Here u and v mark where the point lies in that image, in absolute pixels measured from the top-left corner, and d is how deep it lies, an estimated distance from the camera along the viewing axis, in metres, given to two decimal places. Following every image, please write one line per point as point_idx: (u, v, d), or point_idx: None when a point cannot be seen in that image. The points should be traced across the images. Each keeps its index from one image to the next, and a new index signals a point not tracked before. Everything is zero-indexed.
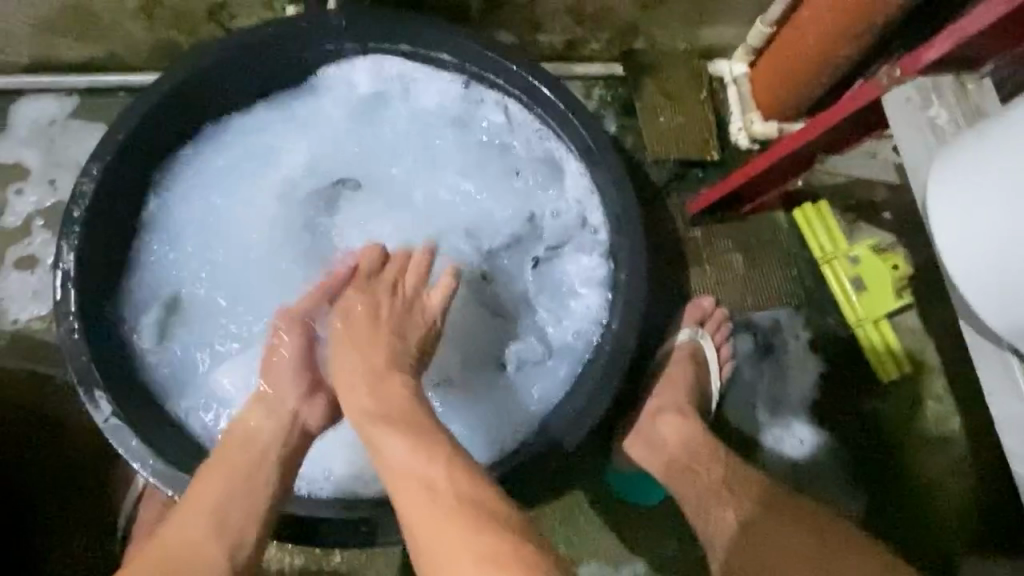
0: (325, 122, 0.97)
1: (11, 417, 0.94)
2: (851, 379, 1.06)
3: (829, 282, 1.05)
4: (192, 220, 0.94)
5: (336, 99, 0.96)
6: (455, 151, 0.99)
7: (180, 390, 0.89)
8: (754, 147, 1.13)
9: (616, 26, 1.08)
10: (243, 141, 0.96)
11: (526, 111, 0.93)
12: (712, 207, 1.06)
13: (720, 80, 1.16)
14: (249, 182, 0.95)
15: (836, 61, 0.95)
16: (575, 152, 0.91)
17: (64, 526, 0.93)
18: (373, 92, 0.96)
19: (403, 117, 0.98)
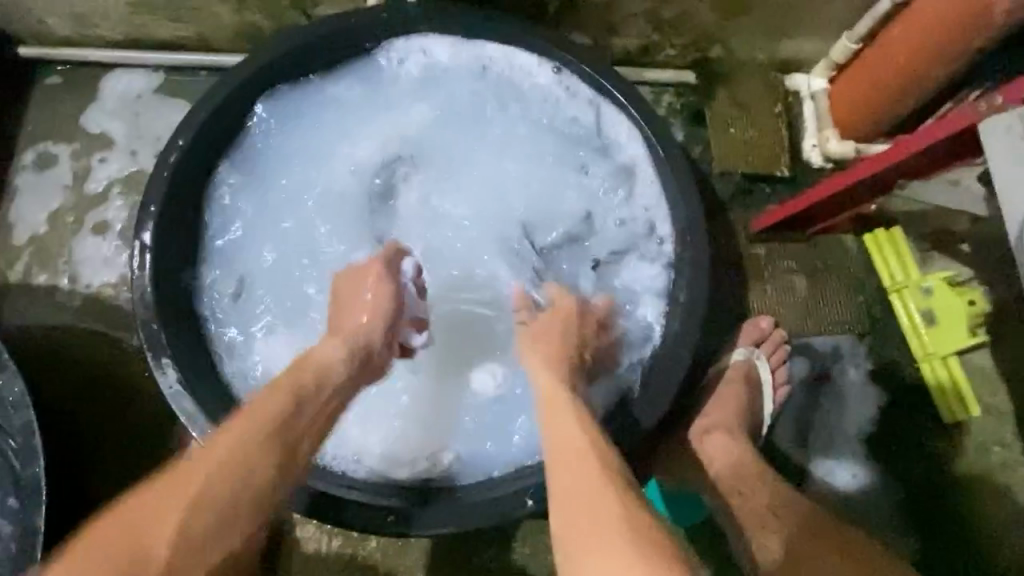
0: (393, 105, 0.97)
1: (78, 377, 0.98)
2: (913, 415, 1.01)
3: (896, 312, 1.01)
4: (258, 194, 0.95)
5: (407, 84, 0.96)
6: (521, 144, 0.97)
7: (236, 353, 0.91)
8: (828, 167, 1.09)
9: (693, 33, 1.05)
10: (312, 119, 0.96)
11: (598, 112, 0.92)
12: (778, 225, 1.03)
13: (797, 95, 1.12)
14: (321, 157, 0.96)
15: (925, 81, 0.91)
16: (646, 159, 0.91)
17: (118, 488, 0.96)
18: (455, 78, 0.96)
19: (471, 105, 0.97)
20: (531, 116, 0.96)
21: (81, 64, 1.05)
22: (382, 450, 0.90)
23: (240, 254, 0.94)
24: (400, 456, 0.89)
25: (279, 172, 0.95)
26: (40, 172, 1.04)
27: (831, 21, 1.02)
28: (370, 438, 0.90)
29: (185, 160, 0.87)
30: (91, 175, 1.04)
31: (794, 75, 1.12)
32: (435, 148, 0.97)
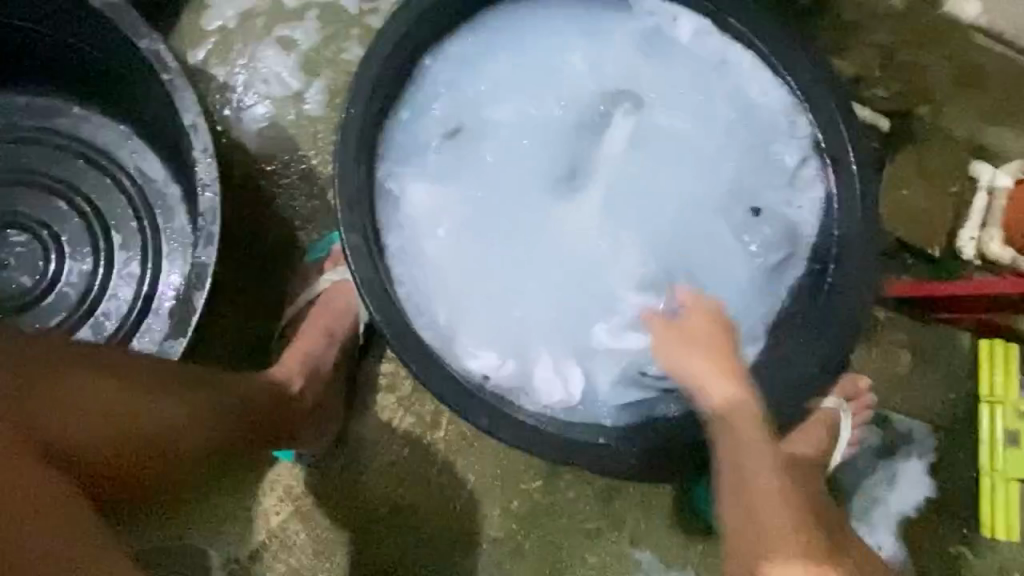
0: (620, 43, 0.94)
1: (243, 183, 1.02)
2: (950, 517, 1.03)
3: (980, 422, 1.02)
4: (467, 71, 0.93)
5: (651, 30, 0.94)
6: (721, 140, 0.93)
7: (389, 196, 0.91)
8: (973, 262, 1.10)
9: (916, 85, 1.03)
10: (548, 25, 0.94)
11: (814, 156, 0.90)
12: (910, 298, 1.04)
13: (973, 182, 1.09)
14: (545, 57, 0.94)
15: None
16: (823, 198, 0.90)
17: (251, 308, 1.01)
18: (704, 54, 0.93)
19: (697, 81, 0.93)
20: (750, 134, 0.92)
21: None
22: (469, 337, 0.90)
23: (425, 107, 0.92)
24: (487, 364, 0.90)
25: (501, 59, 0.94)
26: None
27: None
28: (463, 322, 0.91)
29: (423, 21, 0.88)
30: None
31: (981, 163, 1.09)
32: (650, 100, 0.94)
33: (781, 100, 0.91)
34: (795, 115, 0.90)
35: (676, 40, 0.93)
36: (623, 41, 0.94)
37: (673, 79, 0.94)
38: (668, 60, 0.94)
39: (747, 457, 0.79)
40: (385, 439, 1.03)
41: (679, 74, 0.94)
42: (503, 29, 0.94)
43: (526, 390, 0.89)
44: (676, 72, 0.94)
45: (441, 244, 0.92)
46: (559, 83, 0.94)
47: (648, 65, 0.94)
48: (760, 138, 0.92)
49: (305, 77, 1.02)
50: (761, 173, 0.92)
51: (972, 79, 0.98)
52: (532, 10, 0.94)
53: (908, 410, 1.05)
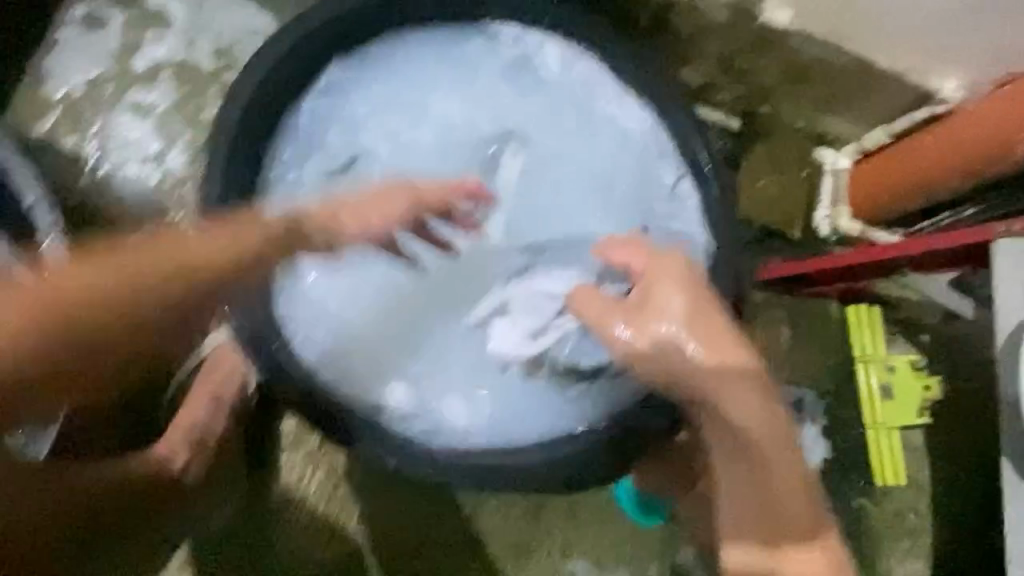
0: (492, 75, 0.99)
1: (104, 254, 0.95)
2: (847, 473, 1.11)
3: (858, 381, 1.12)
4: (349, 115, 0.96)
5: (520, 59, 0.97)
6: (597, 158, 0.99)
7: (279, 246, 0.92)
8: (831, 239, 1.20)
9: (752, 86, 1.14)
10: (425, 63, 0.98)
11: (682, 167, 0.94)
12: (784, 279, 1.11)
13: (821, 167, 1.20)
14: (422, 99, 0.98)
15: (957, 173, 1.01)
16: (694, 207, 0.94)
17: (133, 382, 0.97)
18: (573, 83, 0.98)
19: (570, 105, 0.99)
20: (626, 154, 0.98)
21: None
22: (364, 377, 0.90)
23: (310, 152, 0.95)
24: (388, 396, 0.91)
25: (382, 100, 0.97)
26: (87, 33, 1.00)
27: (881, 109, 1.12)
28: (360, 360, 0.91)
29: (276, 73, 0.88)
30: (142, 50, 1.01)
31: (824, 148, 1.20)
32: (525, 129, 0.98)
33: (647, 121, 0.95)
34: (659, 133, 0.95)
35: (545, 67, 0.97)
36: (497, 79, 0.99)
37: (547, 109, 0.99)
38: (538, 91, 0.99)
39: (743, 414, 0.72)
40: (300, 498, 1.00)
41: (552, 100, 0.99)
42: (378, 73, 0.97)
43: (428, 420, 0.90)
44: (549, 100, 0.99)
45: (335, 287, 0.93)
46: (437, 121, 0.98)
47: (524, 99, 0.99)
48: (633, 157, 0.97)
49: (165, 139, 0.99)
50: (639, 190, 0.97)
51: (798, 75, 1.08)
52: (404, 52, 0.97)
53: (795, 381, 1.14)
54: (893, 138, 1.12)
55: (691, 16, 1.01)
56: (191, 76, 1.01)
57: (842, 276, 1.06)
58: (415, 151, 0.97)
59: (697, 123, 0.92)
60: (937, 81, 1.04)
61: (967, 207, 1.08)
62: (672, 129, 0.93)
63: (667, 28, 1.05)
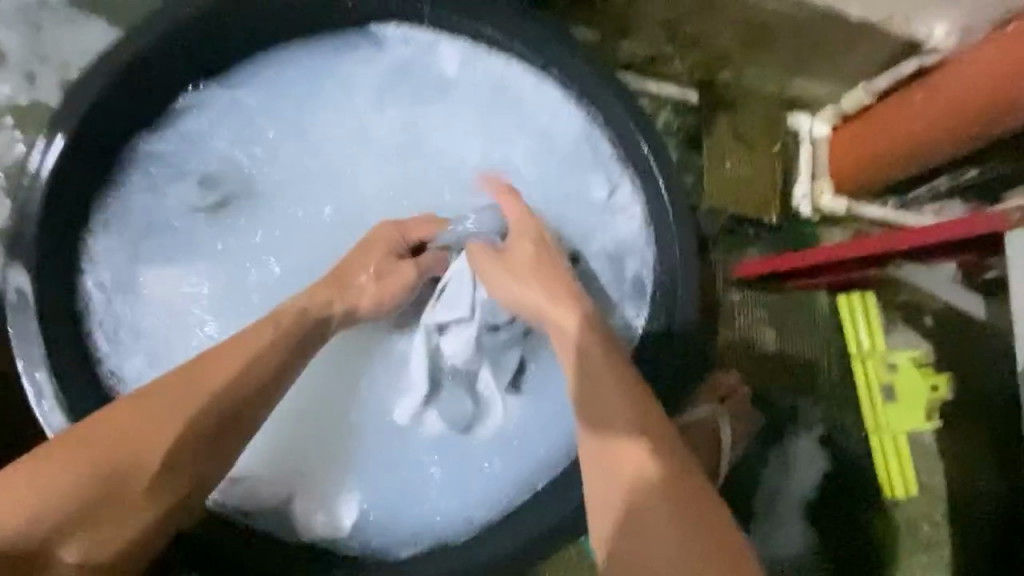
0: (383, 90, 0.85)
1: None
2: (851, 485, 0.99)
3: (857, 380, 0.98)
4: (202, 160, 0.82)
5: (413, 66, 0.84)
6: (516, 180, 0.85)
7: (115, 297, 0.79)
8: (815, 218, 1.05)
9: (707, 52, 0.97)
10: (303, 83, 0.84)
11: (625, 180, 0.82)
12: (761, 276, 0.97)
13: (796, 136, 1.05)
14: (309, 126, 0.84)
15: (955, 136, 0.84)
16: (639, 220, 0.82)
17: None
18: (477, 86, 0.84)
19: (475, 118, 0.85)
20: (553, 171, 0.85)
21: None
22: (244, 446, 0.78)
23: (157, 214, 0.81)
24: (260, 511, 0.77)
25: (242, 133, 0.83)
26: None
27: (859, 65, 0.95)
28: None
29: None
30: None
31: (797, 113, 1.04)
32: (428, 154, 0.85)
33: (581, 127, 0.83)
34: (594, 142, 0.83)
35: (445, 76, 0.84)
36: (398, 92, 0.85)
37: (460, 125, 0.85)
38: (448, 106, 0.85)
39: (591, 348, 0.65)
40: None
41: (459, 114, 0.85)
42: (262, 93, 0.83)
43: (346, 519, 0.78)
44: (456, 112, 0.85)
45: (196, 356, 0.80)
46: (330, 152, 0.84)
47: (422, 110, 0.85)
48: (563, 173, 0.84)
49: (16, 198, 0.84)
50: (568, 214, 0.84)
51: (757, 36, 0.91)
52: (297, 68, 0.83)
53: (785, 389, 1.00)
54: (877, 97, 0.96)
55: None
56: (37, 117, 0.85)
57: (829, 270, 0.91)
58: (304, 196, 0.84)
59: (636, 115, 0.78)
60: (925, 28, 0.86)
61: (968, 170, 0.92)
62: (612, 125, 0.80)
63: None
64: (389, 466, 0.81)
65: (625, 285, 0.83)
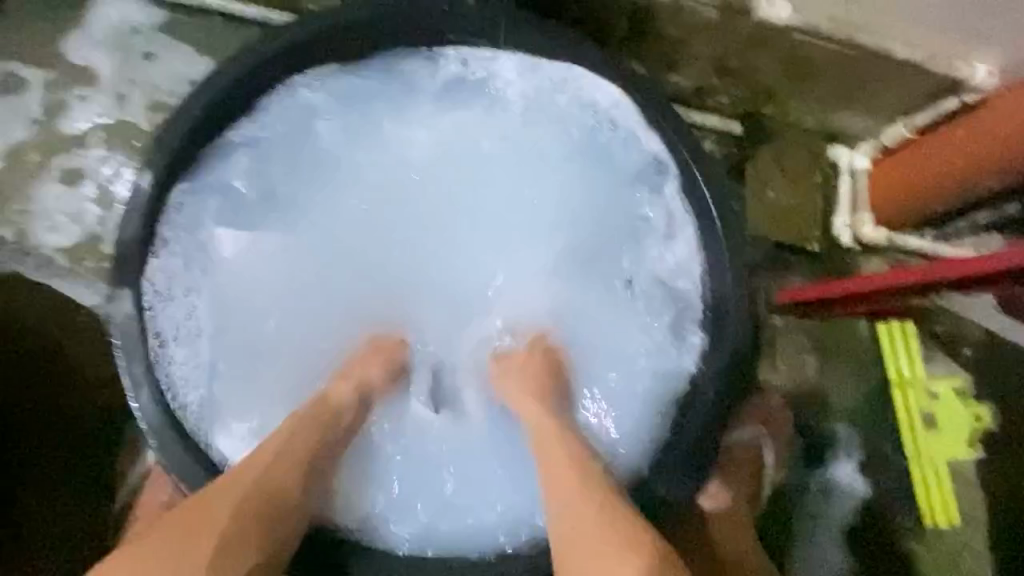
0: (454, 101, 0.88)
1: (40, 346, 0.86)
2: (892, 513, 0.99)
3: (898, 410, 1.00)
4: (284, 159, 0.85)
5: (476, 82, 0.86)
6: (569, 199, 0.89)
7: (190, 260, 0.81)
8: (855, 249, 1.07)
9: (753, 86, 1.01)
10: (376, 89, 0.86)
11: (679, 204, 0.84)
12: (801, 304, 1.00)
13: (835, 167, 1.08)
14: (378, 142, 0.88)
15: (999, 171, 0.86)
16: (693, 241, 0.84)
17: (74, 487, 0.85)
18: (536, 103, 0.87)
19: (538, 134, 0.88)
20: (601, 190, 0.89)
21: None
22: None
23: (238, 208, 0.84)
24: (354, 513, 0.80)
25: (317, 136, 0.86)
26: (5, 99, 0.91)
27: (902, 101, 0.98)
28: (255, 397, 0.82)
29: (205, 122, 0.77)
30: (69, 112, 0.91)
31: (836, 147, 1.07)
32: (485, 175, 0.89)
33: (631, 149, 0.85)
34: (646, 166, 0.85)
35: (509, 93, 0.87)
36: (469, 116, 0.88)
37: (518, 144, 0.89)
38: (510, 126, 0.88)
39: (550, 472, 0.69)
40: None
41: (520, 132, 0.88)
42: (341, 109, 0.86)
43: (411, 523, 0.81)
44: (518, 129, 0.88)
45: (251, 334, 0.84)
46: (393, 169, 0.88)
47: (483, 129, 0.89)
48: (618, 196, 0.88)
49: (100, 210, 0.89)
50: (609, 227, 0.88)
51: (803, 72, 0.96)
52: (375, 87, 0.86)
53: (825, 414, 1.01)
54: (917, 132, 1.00)
55: (676, 17, 0.88)
56: (125, 136, 0.92)
57: (871, 299, 0.93)
58: (372, 204, 0.88)
59: (690, 142, 0.80)
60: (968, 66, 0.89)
61: (1007, 204, 0.95)
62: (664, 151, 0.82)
63: (651, 33, 0.92)
64: (414, 464, 0.84)
65: (679, 302, 0.85)
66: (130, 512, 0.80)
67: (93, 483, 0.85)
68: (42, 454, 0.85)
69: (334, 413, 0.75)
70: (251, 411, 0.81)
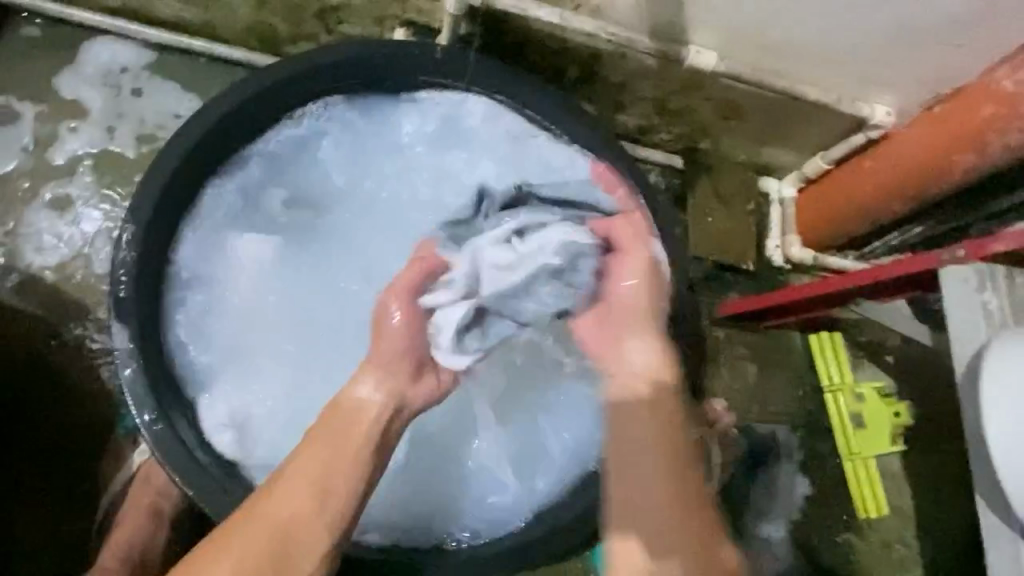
0: (438, 136, 0.97)
1: (21, 362, 0.89)
2: (830, 506, 1.08)
3: (830, 411, 1.09)
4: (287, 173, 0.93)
5: (456, 121, 0.96)
6: None
7: (201, 248, 0.88)
8: (785, 267, 1.19)
9: (692, 124, 1.13)
10: (374, 123, 0.95)
11: None
12: (741, 315, 1.10)
13: (767, 197, 1.22)
14: (371, 176, 0.97)
15: (902, 195, 1.00)
16: None
17: (50, 500, 0.86)
18: (505, 140, 0.96)
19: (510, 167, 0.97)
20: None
21: (60, 21, 0.99)
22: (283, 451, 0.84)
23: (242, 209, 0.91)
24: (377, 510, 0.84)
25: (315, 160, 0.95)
26: None
27: (820, 136, 1.12)
28: (243, 392, 0.87)
29: (194, 152, 0.84)
30: (60, 143, 0.97)
31: (767, 178, 1.22)
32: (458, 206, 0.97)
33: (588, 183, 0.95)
34: None
35: (483, 131, 0.96)
36: (452, 147, 0.98)
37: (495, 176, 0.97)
38: (490, 164, 0.97)
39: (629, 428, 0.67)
40: None
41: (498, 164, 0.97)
42: (348, 142, 0.95)
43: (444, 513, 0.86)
44: (491, 162, 0.97)
45: (247, 337, 0.88)
46: (379, 199, 0.97)
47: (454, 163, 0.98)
48: None
49: (88, 234, 0.94)
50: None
51: (734, 111, 1.08)
52: (376, 126, 0.96)
53: (765, 417, 1.11)
54: (833, 163, 1.12)
55: (621, 63, 1.00)
56: (114, 165, 0.98)
57: (803, 310, 1.04)
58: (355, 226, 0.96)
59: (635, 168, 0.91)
60: (870, 107, 1.03)
61: (914, 227, 1.07)
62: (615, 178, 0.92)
63: (600, 77, 1.04)
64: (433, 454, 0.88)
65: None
66: (111, 521, 0.82)
67: (73, 495, 0.87)
68: (21, 470, 0.87)
69: (349, 422, 0.67)
70: (238, 409, 0.86)
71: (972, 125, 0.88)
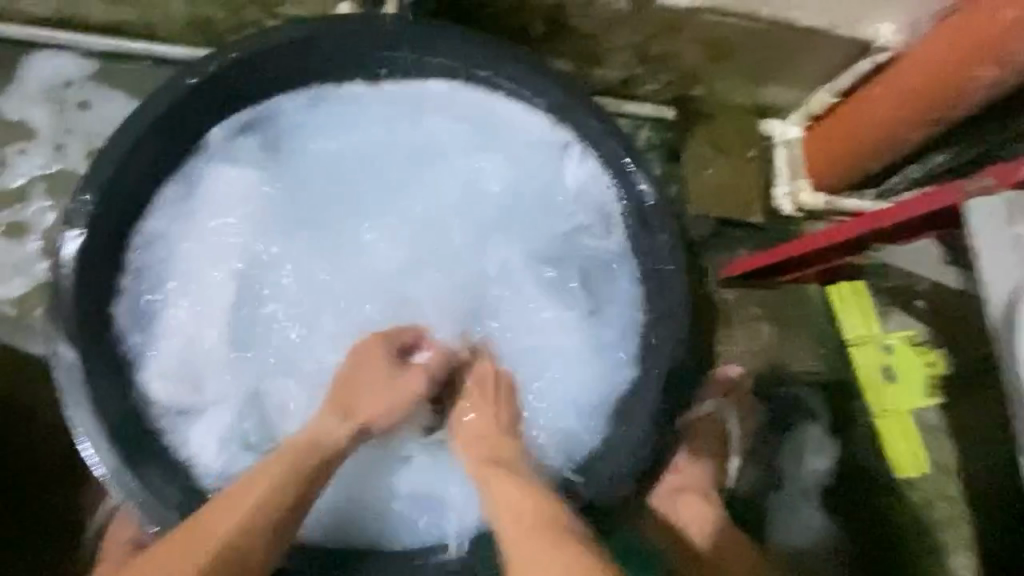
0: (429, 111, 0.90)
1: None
2: (864, 471, 1.00)
3: (856, 365, 1.00)
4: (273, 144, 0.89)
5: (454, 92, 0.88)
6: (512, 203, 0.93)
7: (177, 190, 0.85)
8: (797, 216, 1.10)
9: (678, 70, 1.03)
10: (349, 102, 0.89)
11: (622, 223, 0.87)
12: (750, 273, 1.01)
13: (771, 139, 1.12)
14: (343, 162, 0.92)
15: (916, 123, 0.89)
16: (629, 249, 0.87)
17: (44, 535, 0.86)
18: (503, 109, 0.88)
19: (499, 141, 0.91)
20: (541, 203, 0.92)
21: None
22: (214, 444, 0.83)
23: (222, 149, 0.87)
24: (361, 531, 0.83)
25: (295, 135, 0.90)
26: None
27: (822, 66, 1.00)
28: (188, 354, 0.85)
29: (130, 165, 0.78)
30: (10, 168, 0.93)
31: (770, 120, 1.11)
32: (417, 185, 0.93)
33: (584, 165, 0.87)
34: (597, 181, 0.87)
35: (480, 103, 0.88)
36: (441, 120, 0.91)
37: (466, 169, 0.93)
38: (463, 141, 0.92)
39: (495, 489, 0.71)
40: None
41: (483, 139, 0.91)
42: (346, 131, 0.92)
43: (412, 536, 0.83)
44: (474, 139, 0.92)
45: (206, 296, 0.87)
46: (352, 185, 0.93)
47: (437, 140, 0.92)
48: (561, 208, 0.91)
49: (48, 260, 0.91)
50: (544, 235, 0.92)
51: (719, 50, 0.98)
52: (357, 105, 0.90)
53: (786, 380, 1.03)
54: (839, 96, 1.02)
55: (588, 10, 0.90)
56: (66, 184, 0.93)
57: (817, 261, 0.95)
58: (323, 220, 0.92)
59: (611, 125, 0.82)
60: (873, 27, 0.92)
61: (937, 155, 0.96)
62: (596, 140, 0.84)
63: (568, 29, 0.94)
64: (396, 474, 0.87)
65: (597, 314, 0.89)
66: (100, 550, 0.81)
67: (66, 527, 0.86)
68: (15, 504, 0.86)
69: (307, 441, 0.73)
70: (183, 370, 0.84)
71: (992, 34, 0.77)
